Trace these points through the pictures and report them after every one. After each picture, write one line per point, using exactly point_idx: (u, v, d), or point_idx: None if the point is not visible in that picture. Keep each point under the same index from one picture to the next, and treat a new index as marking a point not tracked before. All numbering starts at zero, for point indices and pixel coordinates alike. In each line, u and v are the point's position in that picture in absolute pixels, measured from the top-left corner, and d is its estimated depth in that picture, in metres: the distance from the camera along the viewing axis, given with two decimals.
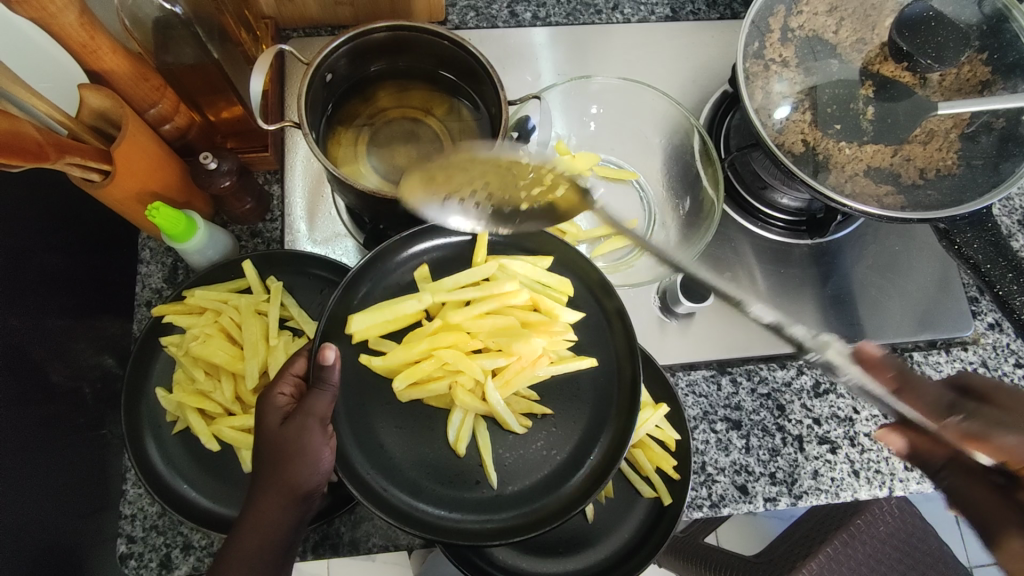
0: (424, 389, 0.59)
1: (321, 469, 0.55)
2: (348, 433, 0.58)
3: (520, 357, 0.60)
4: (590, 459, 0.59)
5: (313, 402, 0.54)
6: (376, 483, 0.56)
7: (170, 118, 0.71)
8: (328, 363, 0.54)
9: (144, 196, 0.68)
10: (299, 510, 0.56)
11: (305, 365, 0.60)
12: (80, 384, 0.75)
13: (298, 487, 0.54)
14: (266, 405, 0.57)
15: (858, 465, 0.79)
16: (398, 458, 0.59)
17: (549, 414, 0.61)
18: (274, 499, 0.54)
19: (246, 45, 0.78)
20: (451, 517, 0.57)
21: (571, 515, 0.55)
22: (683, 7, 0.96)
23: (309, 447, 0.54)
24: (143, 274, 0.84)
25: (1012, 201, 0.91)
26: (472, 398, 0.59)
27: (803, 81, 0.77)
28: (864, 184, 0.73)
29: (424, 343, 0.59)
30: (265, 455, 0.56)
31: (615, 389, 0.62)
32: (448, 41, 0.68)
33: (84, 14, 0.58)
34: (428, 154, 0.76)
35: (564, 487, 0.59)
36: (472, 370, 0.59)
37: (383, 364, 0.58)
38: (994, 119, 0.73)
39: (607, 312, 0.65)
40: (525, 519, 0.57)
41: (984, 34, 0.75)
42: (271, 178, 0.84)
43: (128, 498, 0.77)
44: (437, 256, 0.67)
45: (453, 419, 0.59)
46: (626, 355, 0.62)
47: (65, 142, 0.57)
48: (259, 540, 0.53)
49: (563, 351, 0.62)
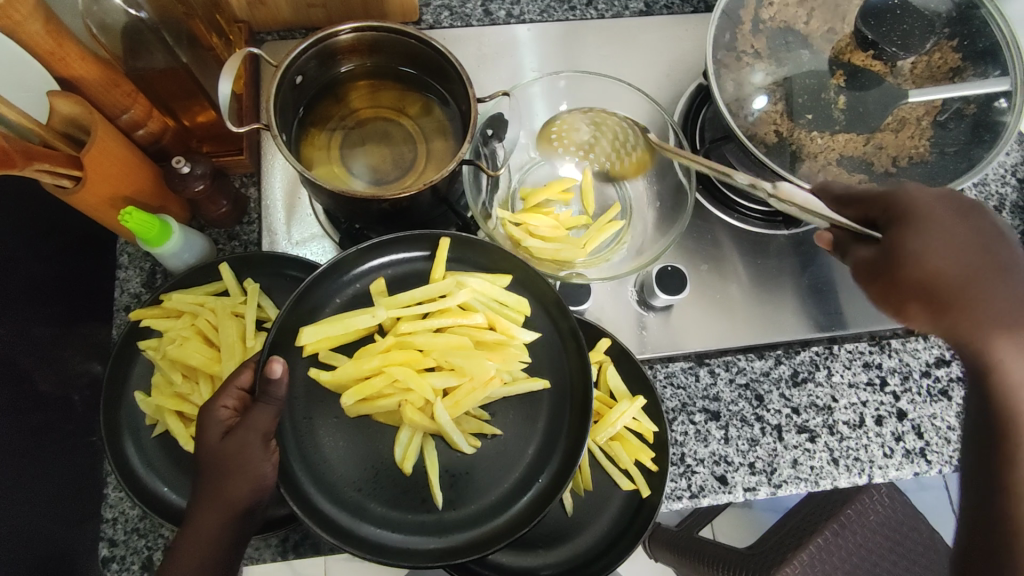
0: (372, 405, 0.59)
1: (262, 484, 0.56)
2: (294, 450, 0.58)
3: (472, 378, 0.60)
4: (539, 482, 0.60)
5: (257, 418, 0.55)
6: (318, 501, 0.56)
7: (143, 124, 0.72)
8: (274, 376, 0.54)
9: (117, 201, 0.68)
10: (240, 525, 0.57)
11: (252, 377, 0.59)
12: (68, 391, 0.76)
13: (236, 502, 0.56)
14: (207, 419, 0.57)
15: (837, 453, 0.79)
16: (342, 475, 0.59)
17: (498, 434, 0.62)
18: (212, 515, 0.56)
19: (218, 49, 0.78)
20: (395, 537, 0.58)
21: (516, 537, 0.57)
22: (657, 1, 0.97)
23: (250, 462, 0.55)
24: (121, 279, 0.81)
25: (987, 188, 0.91)
26: (421, 415, 0.59)
27: (775, 73, 0.77)
28: (836, 173, 0.74)
29: (375, 360, 0.59)
30: (205, 469, 0.56)
31: (569, 403, 0.62)
32: (415, 39, 0.68)
33: (50, 22, 0.58)
34: (401, 153, 0.76)
35: (511, 508, 0.60)
36: (422, 389, 0.59)
37: (331, 379, 0.58)
38: (965, 106, 0.73)
39: (562, 330, 0.64)
40: (471, 540, 0.58)
41: (954, 21, 0.75)
42: (247, 181, 0.84)
43: (109, 501, 0.75)
44: (392, 270, 0.66)
45: (402, 437, 0.59)
46: (581, 379, 0.62)
47: (34, 149, 0.57)
48: (201, 553, 0.56)
49: (517, 372, 0.62)
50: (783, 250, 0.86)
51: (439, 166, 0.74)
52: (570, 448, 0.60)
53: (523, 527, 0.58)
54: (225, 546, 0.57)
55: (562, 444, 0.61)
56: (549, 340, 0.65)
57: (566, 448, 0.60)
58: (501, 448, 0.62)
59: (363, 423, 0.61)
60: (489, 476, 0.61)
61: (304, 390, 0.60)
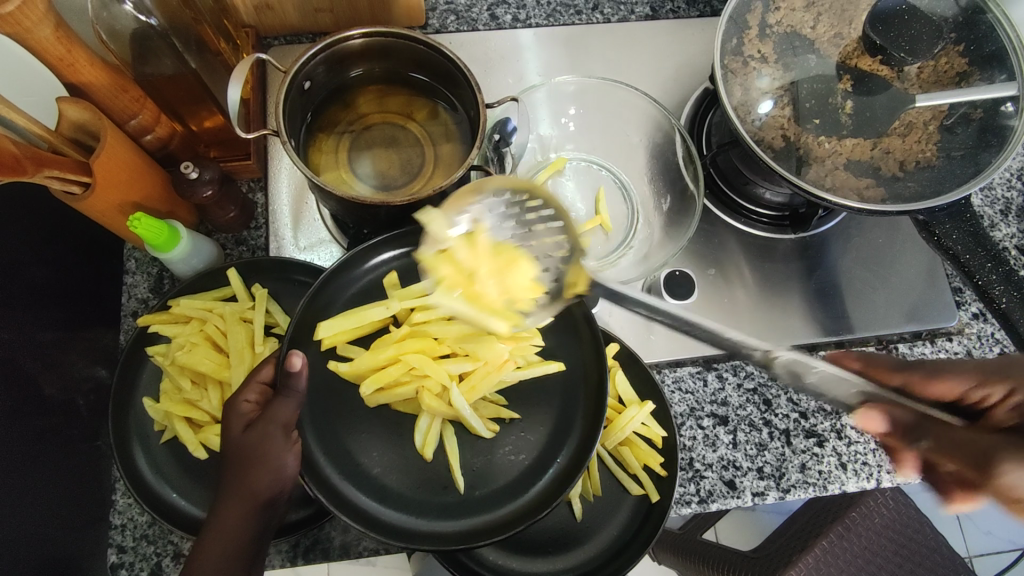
0: (391, 394, 0.59)
1: (284, 475, 0.54)
2: (314, 440, 0.58)
3: (487, 362, 0.60)
4: (557, 462, 0.61)
5: (279, 408, 0.55)
6: (343, 489, 0.57)
7: (150, 129, 0.72)
8: (296, 369, 0.55)
9: (126, 207, 0.68)
10: (264, 518, 0.55)
11: (273, 372, 0.59)
12: (74, 396, 0.76)
13: (259, 492, 0.54)
14: (230, 411, 0.57)
15: (846, 457, 0.79)
16: (366, 463, 0.60)
17: (516, 419, 0.63)
18: (235, 509, 0.53)
19: (226, 54, 0.78)
20: (418, 522, 0.58)
21: (538, 518, 0.57)
22: (663, 5, 0.97)
23: (272, 452, 0.54)
24: (129, 285, 0.83)
25: (993, 192, 0.91)
26: (438, 402, 0.59)
27: (782, 77, 0.77)
28: (844, 178, 0.73)
29: (390, 349, 0.59)
30: (228, 463, 0.55)
31: (581, 389, 0.63)
32: (423, 45, 0.68)
33: (60, 28, 0.59)
34: (410, 158, 0.76)
35: (530, 490, 0.60)
36: (438, 375, 0.59)
37: (349, 370, 0.59)
38: (972, 110, 0.73)
39: (575, 320, 0.65)
40: (494, 524, 0.58)
41: (961, 26, 0.76)
42: (255, 186, 0.84)
43: (117, 508, 0.77)
44: (403, 262, 0.68)
45: (420, 423, 0.60)
46: (592, 359, 0.63)
47: (44, 156, 0.57)
48: (224, 546, 0.52)
49: (530, 356, 0.62)
50: (789, 254, 0.86)
51: (448, 170, 0.74)
52: (581, 446, 0.60)
53: (545, 506, 0.58)
54: (251, 542, 0.54)
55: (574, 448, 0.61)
56: (563, 330, 0.65)
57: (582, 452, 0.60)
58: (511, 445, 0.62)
59: (372, 425, 0.61)
60: (501, 475, 0.61)
61: (314, 395, 0.60)
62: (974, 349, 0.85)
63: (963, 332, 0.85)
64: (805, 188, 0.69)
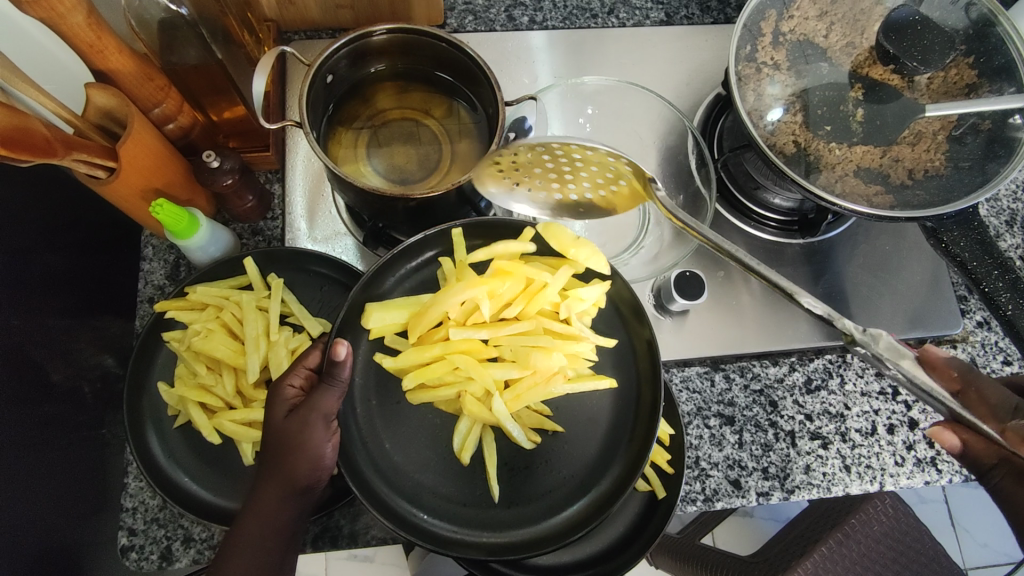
0: (433, 392, 0.63)
1: (321, 464, 0.58)
2: (356, 436, 0.63)
3: (535, 372, 0.63)
4: (601, 485, 0.64)
5: (322, 397, 0.58)
6: (378, 489, 0.61)
7: (173, 118, 0.73)
8: (340, 359, 0.57)
9: (148, 193, 0.69)
10: (298, 502, 0.59)
11: (319, 358, 0.62)
12: (80, 382, 0.76)
13: (296, 479, 0.58)
14: (275, 395, 0.60)
15: (850, 460, 0.80)
16: (401, 463, 0.64)
17: (560, 431, 0.66)
18: (273, 491, 0.58)
19: (248, 47, 0.80)
20: (447, 527, 0.62)
21: (566, 541, 0.60)
22: (678, 11, 0.98)
23: (310, 441, 0.57)
24: (146, 271, 0.84)
25: (999, 203, 0.93)
26: (479, 407, 0.62)
27: (794, 84, 0.78)
28: (853, 184, 0.74)
29: (437, 347, 0.63)
30: (270, 447, 0.59)
31: (632, 412, 0.66)
32: (445, 43, 0.69)
33: (92, 15, 0.59)
34: (427, 153, 0.77)
35: (562, 512, 0.64)
36: (483, 378, 0.62)
37: (394, 364, 0.63)
38: (981, 121, 0.74)
39: (636, 337, 0.68)
40: (526, 537, 0.62)
41: (971, 38, 0.77)
42: (272, 177, 0.85)
43: (130, 491, 0.77)
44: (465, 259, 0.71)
45: (461, 427, 0.63)
46: (648, 379, 0.66)
47: (73, 139, 0.59)
48: (261, 526, 0.57)
49: (582, 369, 0.65)
50: (797, 259, 0.87)
51: (464, 166, 0.75)
52: (630, 464, 0.63)
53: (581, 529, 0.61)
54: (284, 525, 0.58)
55: (622, 457, 0.65)
56: (620, 342, 0.69)
57: (630, 460, 0.64)
58: (563, 444, 0.66)
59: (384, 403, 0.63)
60: (550, 478, 0.65)
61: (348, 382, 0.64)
62: (978, 356, 0.86)
63: (967, 339, 0.87)
64: (812, 191, 0.70)
